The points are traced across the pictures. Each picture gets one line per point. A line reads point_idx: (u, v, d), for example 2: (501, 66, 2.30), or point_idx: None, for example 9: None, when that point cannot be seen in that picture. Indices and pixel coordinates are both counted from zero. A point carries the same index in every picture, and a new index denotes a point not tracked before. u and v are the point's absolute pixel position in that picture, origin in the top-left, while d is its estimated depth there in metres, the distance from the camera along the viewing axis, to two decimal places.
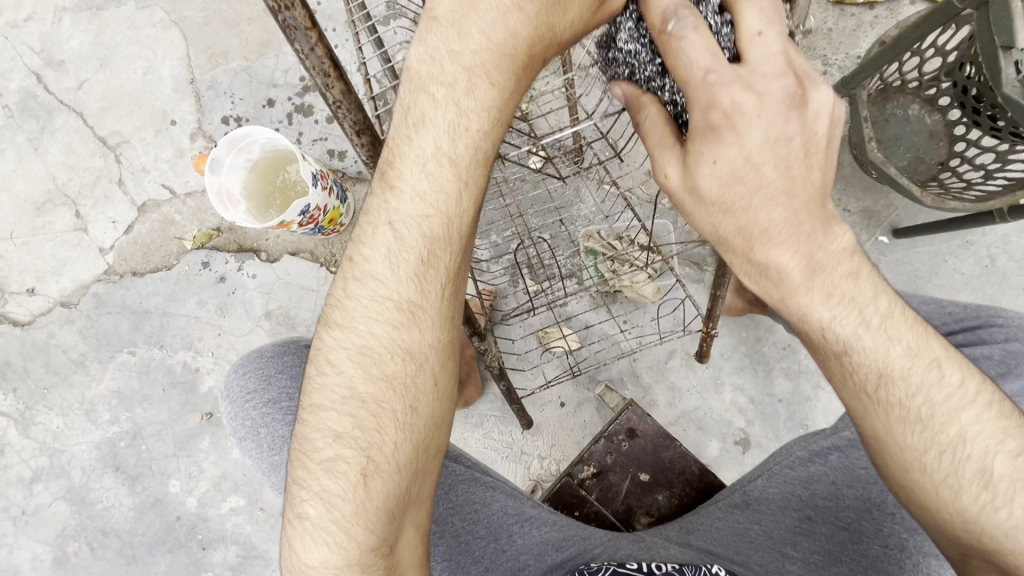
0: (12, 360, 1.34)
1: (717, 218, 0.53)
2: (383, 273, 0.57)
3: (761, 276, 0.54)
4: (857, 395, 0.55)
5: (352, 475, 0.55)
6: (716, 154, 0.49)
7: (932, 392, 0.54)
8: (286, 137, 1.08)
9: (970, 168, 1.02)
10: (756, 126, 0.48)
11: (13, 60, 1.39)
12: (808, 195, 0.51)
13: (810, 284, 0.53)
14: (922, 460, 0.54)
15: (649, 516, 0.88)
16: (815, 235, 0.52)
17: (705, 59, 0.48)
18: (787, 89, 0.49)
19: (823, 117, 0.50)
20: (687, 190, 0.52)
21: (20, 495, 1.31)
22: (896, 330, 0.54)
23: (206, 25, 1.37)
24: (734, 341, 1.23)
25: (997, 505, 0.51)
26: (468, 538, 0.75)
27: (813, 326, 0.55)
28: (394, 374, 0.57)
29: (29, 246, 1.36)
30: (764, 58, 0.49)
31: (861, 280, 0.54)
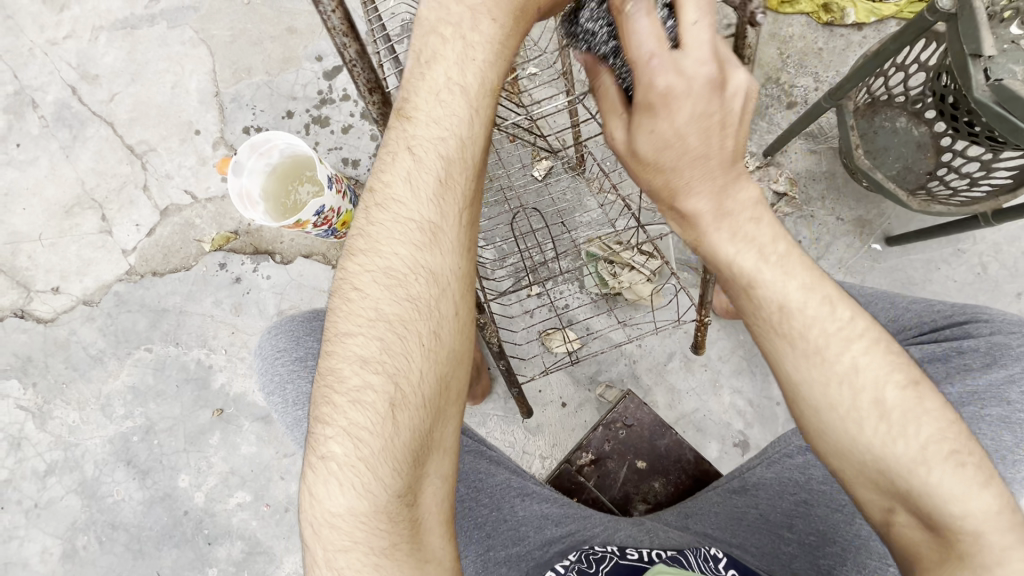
0: (33, 356, 1.39)
1: (651, 175, 0.59)
2: (404, 196, 0.62)
3: (683, 220, 0.61)
4: (768, 332, 0.60)
5: (380, 406, 0.59)
6: (652, 127, 0.55)
7: (821, 322, 0.58)
8: (303, 140, 1.14)
9: (956, 176, 1.06)
10: (687, 105, 0.53)
11: (51, 74, 1.49)
12: (723, 158, 0.57)
13: (718, 224, 0.60)
14: (827, 396, 0.58)
15: (646, 503, 0.91)
16: (723, 181, 0.58)
17: (651, 43, 0.51)
18: (711, 73, 0.53)
19: (739, 99, 0.55)
20: (628, 152, 0.59)
21: (33, 488, 1.34)
22: (791, 268, 0.60)
23: (232, 43, 1.46)
24: (732, 344, 1.26)
25: (895, 436, 0.56)
26: (471, 504, 0.79)
27: (721, 259, 0.61)
28: (418, 296, 0.62)
29: (56, 247, 1.43)
30: (696, 45, 0.52)
31: (762, 224, 0.60)
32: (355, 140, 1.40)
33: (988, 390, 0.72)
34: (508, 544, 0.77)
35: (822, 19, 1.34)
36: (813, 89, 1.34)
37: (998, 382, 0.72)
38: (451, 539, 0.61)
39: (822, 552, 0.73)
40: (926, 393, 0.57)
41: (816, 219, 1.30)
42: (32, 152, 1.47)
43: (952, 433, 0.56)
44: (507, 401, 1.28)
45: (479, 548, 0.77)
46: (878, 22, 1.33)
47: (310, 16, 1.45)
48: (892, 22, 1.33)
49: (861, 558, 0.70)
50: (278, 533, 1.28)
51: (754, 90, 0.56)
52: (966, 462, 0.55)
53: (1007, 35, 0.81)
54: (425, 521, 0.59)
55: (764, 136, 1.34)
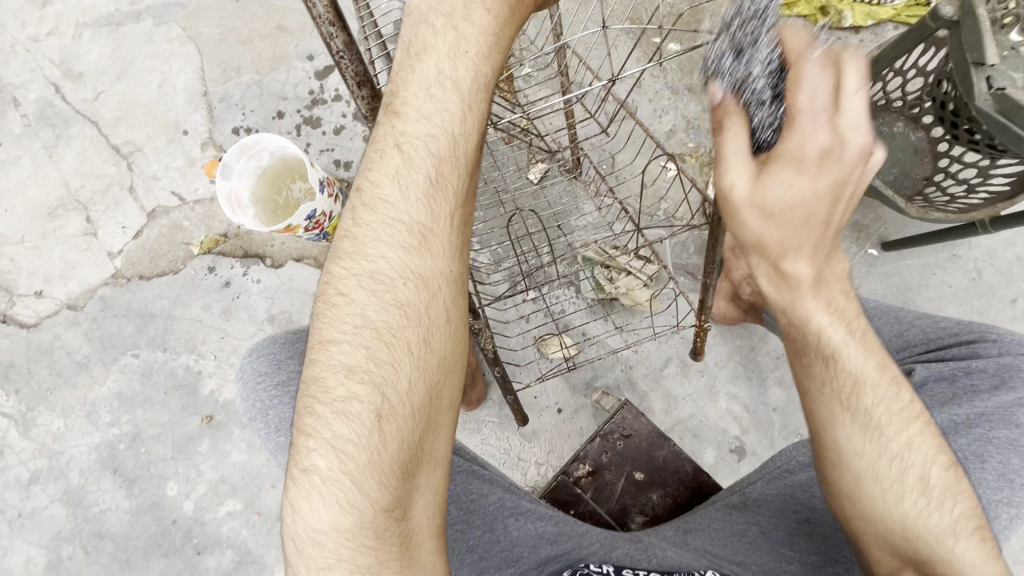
0: (16, 361, 1.36)
1: (766, 227, 0.58)
2: (393, 196, 0.60)
3: (776, 278, 0.62)
4: (832, 401, 0.64)
5: (366, 417, 0.57)
6: (790, 182, 0.56)
7: (886, 403, 0.63)
8: (295, 142, 1.12)
9: (954, 182, 1.05)
10: (831, 171, 0.55)
11: (33, 72, 1.45)
12: (835, 228, 0.59)
13: (813, 292, 0.62)
14: (873, 467, 0.63)
15: (644, 515, 0.89)
16: (825, 256, 0.61)
17: (825, 100, 0.54)
18: (865, 141, 0.55)
19: (874, 168, 0.57)
20: (754, 202, 0.57)
21: (17, 497, 1.31)
22: (871, 347, 0.64)
23: (220, 41, 1.43)
24: (728, 350, 1.25)
25: (932, 508, 0.60)
26: (462, 526, 0.77)
27: (811, 329, 0.64)
28: (406, 301, 0.60)
29: (39, 250, 1.39)
30: (854, 111, 0.54)
31: (848, 298, 0.64)
32: (347, 142, 1.37)
33: (996, 411, 0.72)
34: (501, 567, 0.76)
35: (819, 22, 1.33)
36: None
37: (1004, 401, 0.72)
38: (441, 556, 0.59)
39: (825, 571, 0.72)
40: (963, 477, 0.62)
41: None
42: (14, 152, 1.43)
43: (979, 513, 0.61)
44: (502, 408, 1.27)
45: (473, 571, 0.75)
46: (875, 25, 1.32)
47: (301, 14, 1.42)
48: (889, 26, 1.32)
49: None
50: (269, 542, 1.26)
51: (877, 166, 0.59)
52: (989, 538, 0.59)
53: (1008, 42, 0.77)
54: (415, 540, 0.57)
55: None
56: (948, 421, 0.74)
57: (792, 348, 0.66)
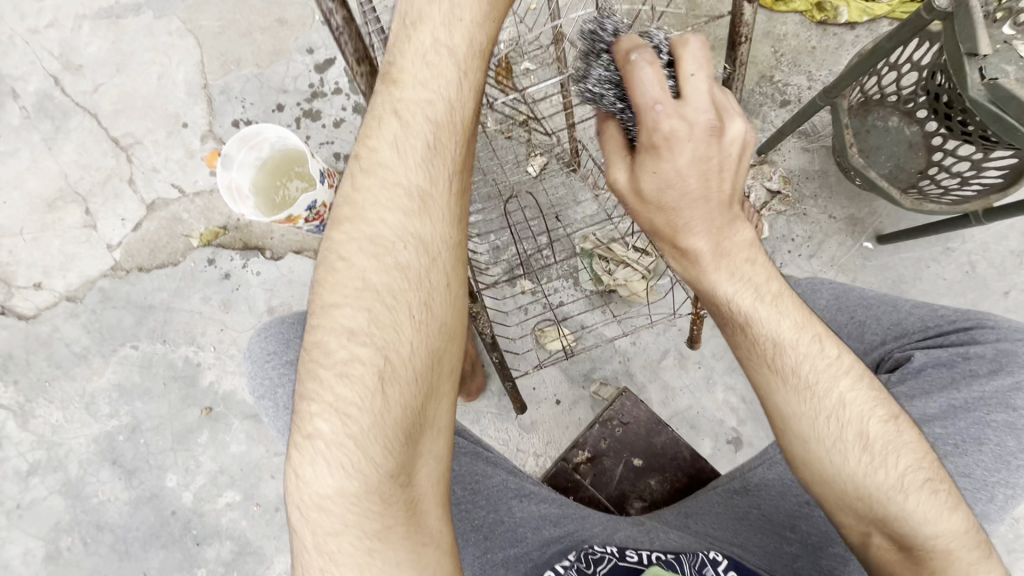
0: (15, 353, 1.36)
1: (653, 214, 0.60)
2: (391, 162, 0.61)
3: (682, 258, 0.62)
4: (761, 365, 0.61)
5: (370, 381, 0.58)
6: (655, 166, 0.58)
7: (808, 357, 0.60)
8: (294, 133, 1.12)
9: (949, 175, 1.07)
10: (687, 149, 0.56)
11: (32, 64, 1.45)
12: (720, 201, 0.59)
13: (718, 264, 0.60)
14: (813, 429, 0.60)
15: (643, 500, 0.90)
16: (725, 227, 0.60)
17: (655, 91, 0.56)
18: (710, 119, 0.57)
19: (740, 141, 0.58)
20: (633, 192, 0.61)
21: (15, 489, 1.31)
22: (785, 307, 0.61)
23: (220, 34, 1.43)
24: (726, 342, 1.26)
25: (876, 466, 0.59)
26: (467, 506, 0.78)
27: (721, 299, 0.61)
28: (407, 265, 0.60)
29: (38, 242, 1.39)
30: (694, 95, 0.57)
31: (757, 265, 0.61)
32: (347, 135, 1.38)
33: (994, 395, 0.74)
34: (506, 546, 0.76)
35: (816, 17, 1.34)
36: (807, 87, 1.34)
37: (1000, 385, 0.74)
38: (447, 522, 0.60)
39: (824, 553, 0.74)
40: (905, 426, 0.61)
41: (808, 216, 1.31)
42: (13, 144, 1.43)
43: (927, 462, 0.60)
44: (501, 398, 1.27)
45: (476, 550, 0.76)
46: (871, 21, 1.34)
47: (301, 8, 1.42)
48: (884, 21, 1.34)
49: None
50: (268, 533, 1.26)
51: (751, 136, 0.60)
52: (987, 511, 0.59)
53: (1001, 35, 0.80)
54: (420, 505, 0.58)
55: (758, 134, 1.35)
56: (947, 405, 0.75)
57: (717, 321, 0.64)
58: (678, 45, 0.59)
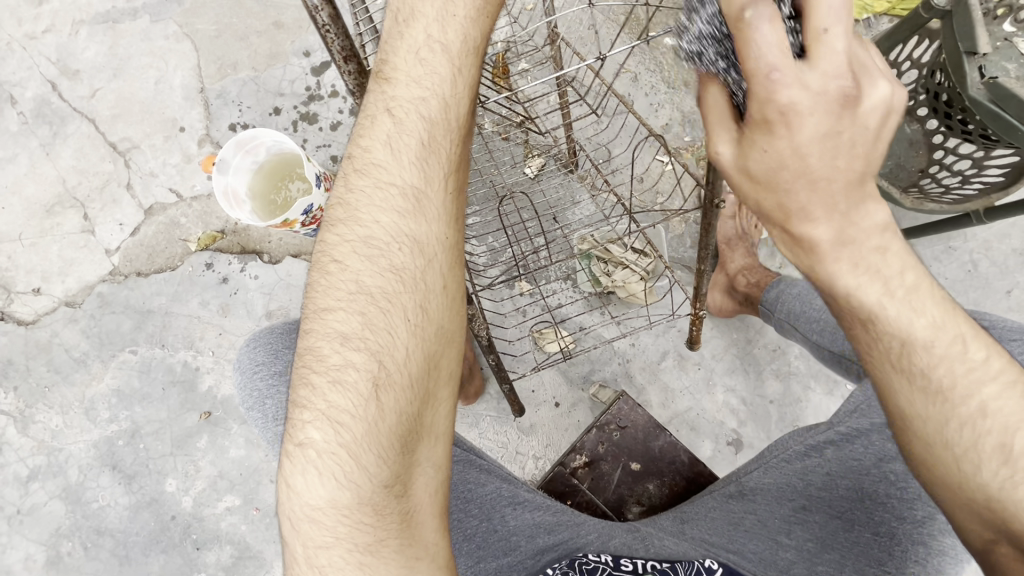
0: (14, 358, 1.36)
1: (763, 199, 0.49)
2: (385, 161, 0.61)
3: (795, 247, 0.51)
4: (885, 366, 0.55)
5: (362, 386, 0.57)
6: (768, 146, 0.46)
7: (949, 361, 0.53)
8: (290, 138, 1.12)
9: (949, 173, 1.06)
10: (810, 123, 0.44)
11: (30, 69, 1.45)
12: (847, 182, 0.47)
13: (838, 255, 0.50)
14: (942, 433, 0.54)
15: (640, 505, 0.89)
16: (852, 211, 0.49)
17: (775, 53, 0.42)
18: (845, 87, 0.44)
19: (881, 112, 0.46)
20: (742, 174, 0.49)
21: (16, 494, 1.31)
22: (921, 304, 0.53)
23: (217, 38, 1.43)
24: (725, 343, 1.26)
25: (1017, 482, 0.51)
26: (460, 515, 0.77)
27: (839, 294, 0.52)
28: (401, 267, 0.60)
29: (37, 247, 1.39)
30: (827, 56, 0.43)
31: (890, 255, 0.51)
32: (344, 138, 1.38)
33: None
34: (499, 555, 0.75)
35: None
36: None
37: None
38: (445, 530, 0.59)
39: (820, 559, 0.71)
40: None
41: None
42: (11, 149, 1.43)
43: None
44: (500, 401, 1.27)
45: (468, 560, 0.75)
46: (870, 18, 1.33)
47: (298, 11, 1.42)
48: (885, 18, 1.33)
49: (860, 564, 0.69)
50: (267, 538, 1.26)
51: (898, 99, 0.46)
52: None
53: (1001, 32, 0.79)
54: (417, 513, 0.57)
55: None
56: None
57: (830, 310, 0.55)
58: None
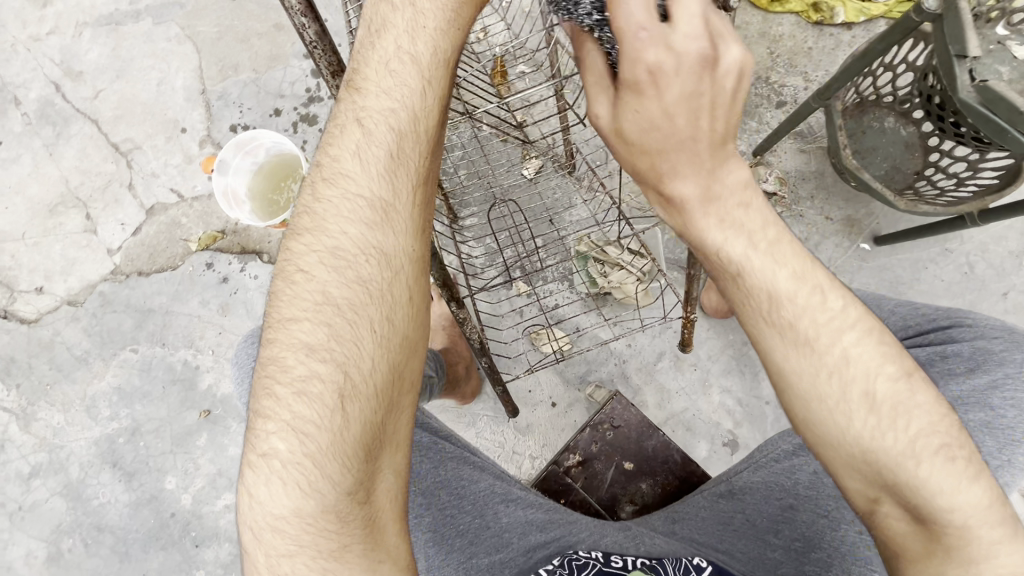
0: (17, 356, 1.37)
1: (637, 157, 0.55)
2: (353, 172, 0.61)
3: (667, 205, 0.58)
4: (756, 318, 0.57)
5: (327, 398, 0.57)
6: (637, 107, 0.52)
7: (810, 306, 0.56)
8: (290, 140, 1.15)
9: (944, 176, 1.06)
10: (675, 84, 0.50)
11: (34, 70, 1.47)
12: (708, 143, 0.53)
13: (705, 209, 0.56)
14: (817, 388, 0.55)
15: (634, 504, 0.90)
16: (713, 168, 0.55)
17: (641, 15, 0.49)
18: (703, 50, 0.49)
19: (739, 75, 0.51)
20: (614, 132, 0.55)
21: (18, 491, 1.33)
22: (782, 254, 0.57)
23: (218, 40, 1.44)
24: (722, 344, 1.26)
25: (885, 429, 0.54)
26: (453, 511, 0.77)
27: (709, 250, 0.58)
28: (368, 278, 0.60)
29: (40, 246, 1.41)
30: (685, 20, 0.49)
31: (752, 211, 0.57)
32: None
33: (972, 394, 0.72)
34: (491, 552, 0.75)
35: (812, 18, 1.34)
36: (803, 87, 1.34)
37: (977, 382, 0.73)
38: (406, 537, 0.61)
39: (808, 559, 0.71)
40: (919, 385, 0.55)
41: (805, 218, 1.31)
42: (15, 150, 1.45)
43: (944, 428, 0.54)
44: (496, 401, 1.28)
45: (462, 556, 0.75)
46: (867, 21, 1.33)
47: None
48: (881, 21, 1.33)
49: (847, 564, 0.68)
50: None
51: (750, 67, 0.52)
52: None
53: (994, 35, 0.80)
54: (378, 523, 0.58)
55: (754, 135, 1.34)
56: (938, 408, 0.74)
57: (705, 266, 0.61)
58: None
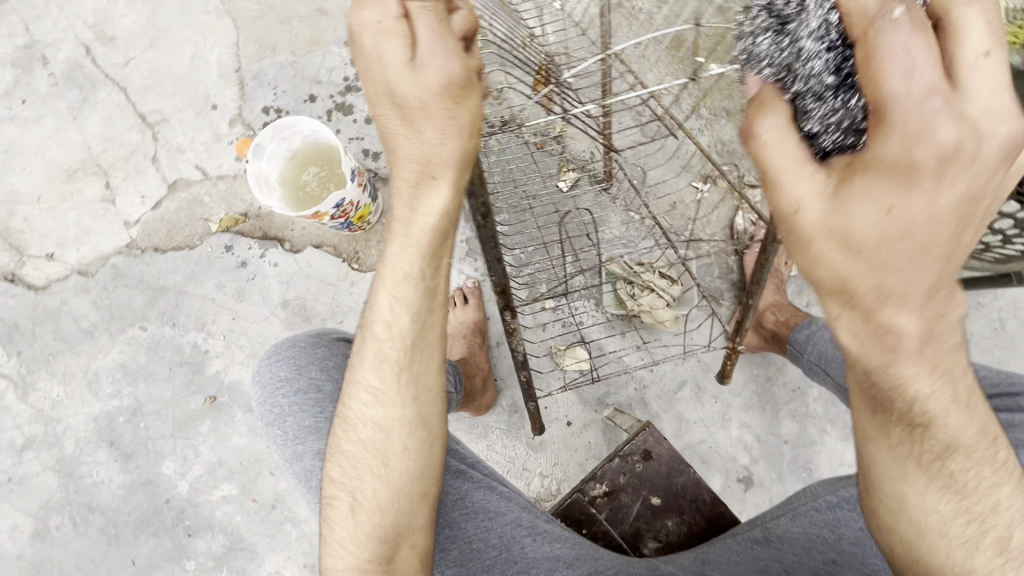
0: (20, 323, 1.33)
1: (855, 268, 0.43)
2: (371, 362, 0.65)
3: (872, 337, 0.46)
4: (878, 423, 0.54)
5: (357, 516, 0.65)
6: (890, 203, 0.40)
7: (931, 398, 0.50)
8: (327, 128, 1.10)
9: (990, 231, 1.01)
10: (950, 177, 0.40)
11: (66, 31, 1.43)
12: (963, 258, 0.44)
13: (919, 353, 0.47)
14: (905, 481, 0.55)
15: (657, 542, 0.86)
16: (942, 296, 0.45)
17: (931, 75, 0.38)
18: (1009, 133, 0.39)
19: (1005, 128, 0.39)
20: (831, 232, 0.42)
21: (9, 461, 1.28)
22: (951, 373, 0.49)
23: (258, 18, 1.41)
24: (744, 378, 1.24)
25: (965, 521, 0.55)
26: (479, 545, 0.75)
27: (892, 378, 0.49)
28: (386, 434, 0.66)
29: (55, 212, 1.37)
30: (989, 95, 0.38)
31: (952, 357, 0.49)
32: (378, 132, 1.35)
33: None
34: None
35: None
36: None
37: None
38: None
39: None
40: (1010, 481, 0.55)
41: None
42: (38, 110, 1.41)
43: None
44: (511, 415, 1.25)
45: None
46: None
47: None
48: None
49: None
50: (262, 531, 1.23)
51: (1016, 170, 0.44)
52: None
53: None
54: None
55: None
56: None
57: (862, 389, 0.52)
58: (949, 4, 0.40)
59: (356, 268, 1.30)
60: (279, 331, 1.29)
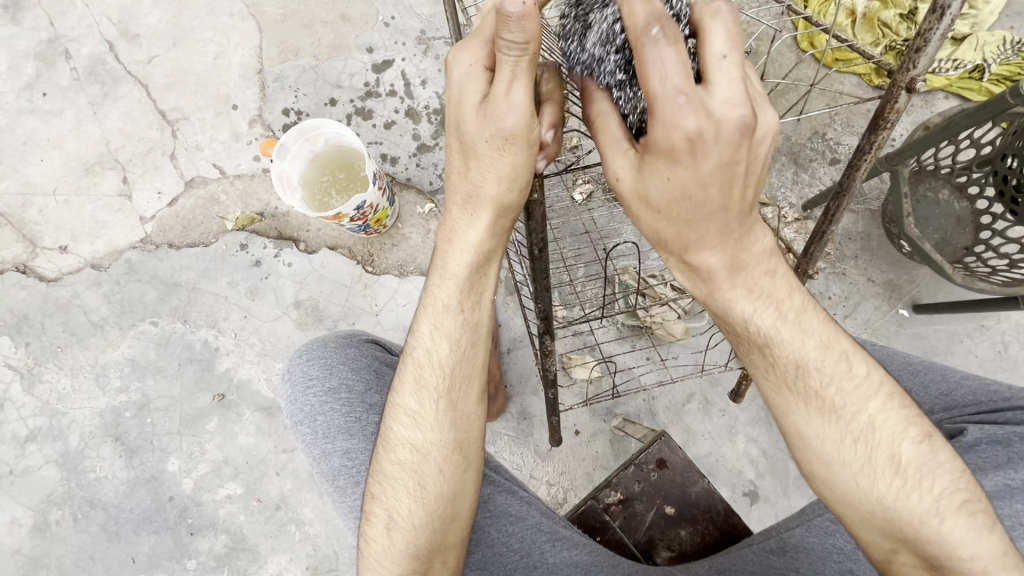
0: (30, 315, 1.33)
1: (659, 223, 0.53)
2: (413, 389, 0.67)
3: (691, 273, 0.57)
4: (779, 387, 0.60)
5: (393, 536, 0.64)
6: (669, 174, 0.49)
7: (837, 379, 0.58)
8: (352, 132, 1.11)
9: (994, 256, 1.06)
10: (712, 151, 0.47)
11: (89, 27, 1.44)
12: (739, 211, 0.52)
13: (733, 281, 0.56)
14: (838, 452, 0.58)
15: (670, 550, 0.87)
16: (738, 239, 0.54)
17: (677, 78, 0.45)
18: (742, 114, 0.47)
19: (735, 110, 0.47)
20: (638, 198, 0.52)
21: (11, 454, 1.27)
22: (809, 325, 0.59)
23: (282, 22, 1.43)
24: (752, 392, 1.25)
25: (909, 489, 0.55)
26: (501, 548, 0.76)
27: (737, 318, 0.58)
28: (424, 452, 0.66)
29: (70, 204, 1.37)
30: (723, 84, 0.47)
31: (778, 278, 0.58)
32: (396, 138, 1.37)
33: None
34: None
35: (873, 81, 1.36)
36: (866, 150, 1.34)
37: None
38: None
39: None
40: (940, 446, 0.57)
41: (847, 276, 1.31)
42: (58, 103, 1.42)
43: (965, 483, 0.55)
44: (519, 422, 1.26)
45: None
46: (926, 92, 1.36)
47: (366, 7, 1.42)
48: (940, 94, 1.35)
49: None
50: (265, 531, 1.22)
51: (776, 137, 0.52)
52: None
53: None
54: None
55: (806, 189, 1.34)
56: None
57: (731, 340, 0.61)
58: (702, 15, 0.47)
59: (370, 271, 1.31)
60: (291, 331, 1.29)
